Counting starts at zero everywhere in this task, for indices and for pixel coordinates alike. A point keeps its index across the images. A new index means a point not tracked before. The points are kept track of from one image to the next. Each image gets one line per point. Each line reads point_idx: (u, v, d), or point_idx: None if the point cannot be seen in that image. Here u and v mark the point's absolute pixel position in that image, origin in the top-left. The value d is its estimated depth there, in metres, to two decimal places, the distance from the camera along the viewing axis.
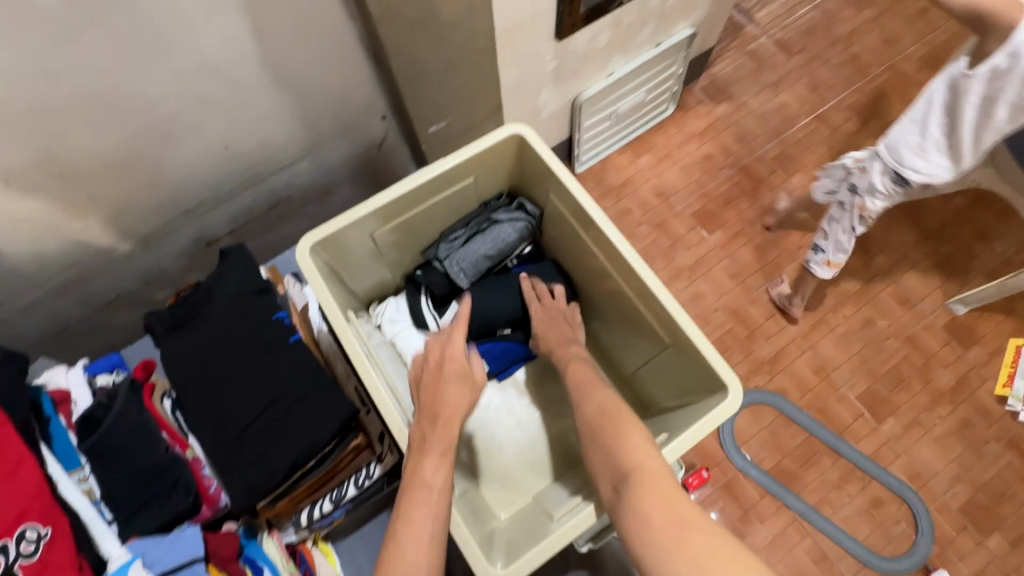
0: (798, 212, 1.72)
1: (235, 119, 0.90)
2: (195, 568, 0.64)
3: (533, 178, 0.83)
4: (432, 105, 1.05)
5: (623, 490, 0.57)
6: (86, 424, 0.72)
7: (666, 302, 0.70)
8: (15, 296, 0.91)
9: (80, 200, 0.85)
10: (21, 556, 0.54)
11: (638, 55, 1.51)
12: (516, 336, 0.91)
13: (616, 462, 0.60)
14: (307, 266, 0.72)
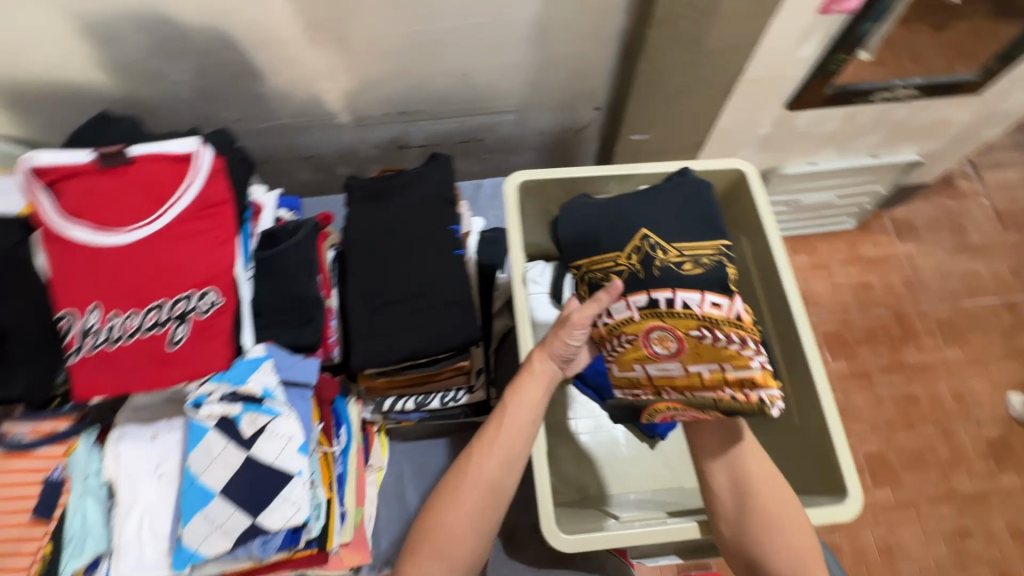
0: (938, 385, 1.57)
1: (486, 57, 0.98)
2: (305, 390, 0.69)
3: (729, 217, 0.78)
4: (647, 116, 1.08)
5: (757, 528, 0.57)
6: (266, 239, 0.82)
7: (818, 382, 0.63)
8: (249, 118, 1.06)
9: (339, 66, 0.97)
10: (195, 311, 0.65)
11: (851, 158, 1.45)
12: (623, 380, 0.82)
13: (760, 497, 0.58)
14: (509, 200, 0.75)
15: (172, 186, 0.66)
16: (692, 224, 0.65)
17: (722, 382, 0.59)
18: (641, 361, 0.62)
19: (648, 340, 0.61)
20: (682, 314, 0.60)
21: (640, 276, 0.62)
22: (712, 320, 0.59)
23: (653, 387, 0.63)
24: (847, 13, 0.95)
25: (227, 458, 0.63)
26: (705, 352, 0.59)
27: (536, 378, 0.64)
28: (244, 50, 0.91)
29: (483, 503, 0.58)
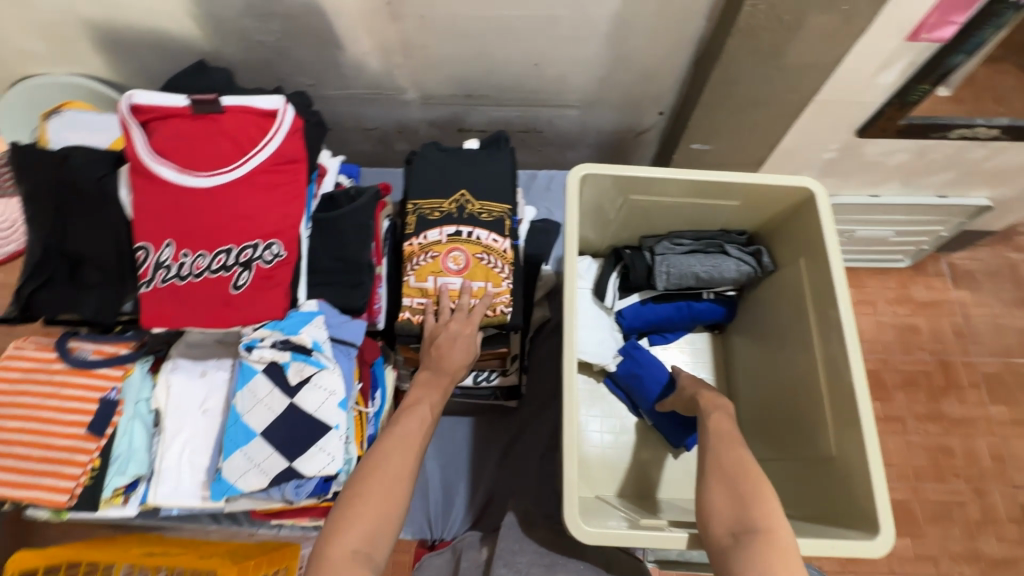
0: (976, 441, 1.50)
1: (561, 49, 0.98)
2: (349, 349, 0.70)
3: (791, 236, 0.76)
4: (713, 125, 1.06)
5: (723, 510, 0.55)
6: (327, 201, 0.85)
7: (861, 415, 0.61)
8: (321, 84, 1.09)
9: (415, 44, 0.98)
10: (259, 260, 0.68)
11: (916, 194, 1.39)
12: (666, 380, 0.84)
13: (733, 481, 0.57)
14: (571, 189, 0.72)
15: (253, 139, 0.69)
16: (499, 187, 0.81)
17: (483, 295, 0.77)
18: (436, 273, 0.76)
19: (443, 261, 0.76)
20: (472, 241, 0.77)
21: (455, 216, 0.78)
22: (493, 249, 0.77)
23: (437, 298, 0.76)
24: (939, 42, 0.91)
25: (270, 401, 0.66)
26: (480, 271, 0.76)
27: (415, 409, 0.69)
28: (326, 18, 0.93)
29: (386, 517, 0.58)
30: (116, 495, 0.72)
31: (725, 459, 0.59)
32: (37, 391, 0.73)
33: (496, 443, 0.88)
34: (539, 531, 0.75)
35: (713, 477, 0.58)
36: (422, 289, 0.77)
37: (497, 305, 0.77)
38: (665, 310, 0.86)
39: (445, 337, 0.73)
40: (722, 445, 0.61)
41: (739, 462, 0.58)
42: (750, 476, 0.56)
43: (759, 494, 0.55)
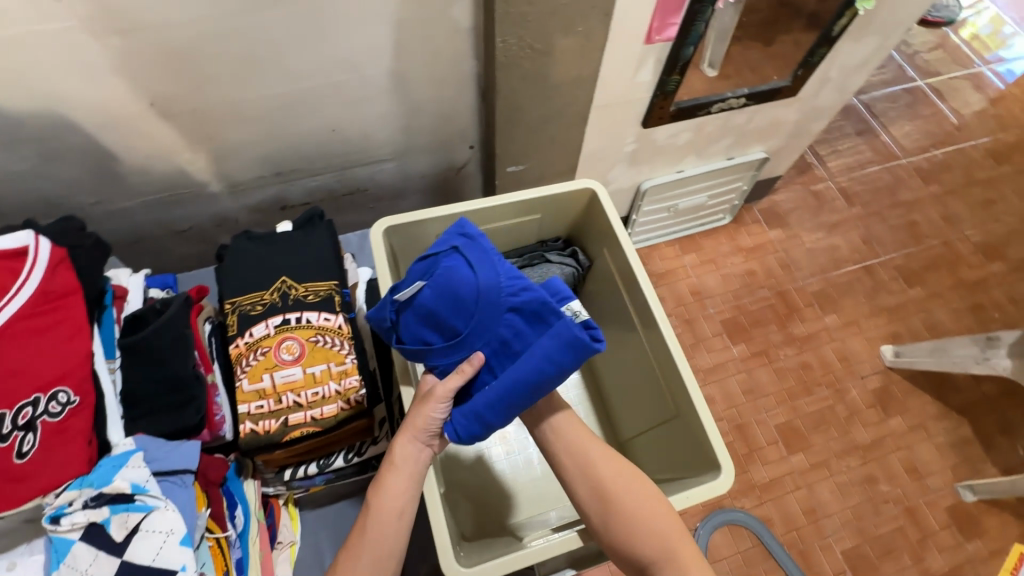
0: (824, 350, 1.74)
1: (352, 111, 1.00)
2: (183, 477, 0.67)
3: (593, 231, 0.85)
4: (519, 149, 1.14)
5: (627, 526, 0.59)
6: (132, 323, 0.78)
7: (681, 368, 0.70)
8: (106, 198, 1.00)
9: (199, 136, 0.95)
10: (45, 415, 0.60)
11: (711, 161, 1.61)
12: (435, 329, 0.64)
13: (619, 495, 0.60)
14: (377, 246, 0.76)
15: (2, 285, 0.61)
16: (324, 264, 0.80)
17: (328, 377, 0.73)
18: (270, 369, 0.72)
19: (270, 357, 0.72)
20: (303, 326, 0.74)
21: (280, 305, 0.76)
22: (326, 328, 0.75)
23: (278, 395, 0.72)
24: (669, 41, 1.08)
25: (97, 570, 0.60)
26: (319, 353, 0.74)
27: (400, 468, 0.61)
28: (87, 130, 0.87)
29: None
30: None
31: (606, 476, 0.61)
32: None
33: None
34: None
35: (607, 504, 0.60)
36: (258, 391, 0.72)
37: (345, 385, 0.73)
38: None
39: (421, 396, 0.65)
40: (600, 482, 0.61)
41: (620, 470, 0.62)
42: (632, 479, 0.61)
43: (644, 492, 0.61)
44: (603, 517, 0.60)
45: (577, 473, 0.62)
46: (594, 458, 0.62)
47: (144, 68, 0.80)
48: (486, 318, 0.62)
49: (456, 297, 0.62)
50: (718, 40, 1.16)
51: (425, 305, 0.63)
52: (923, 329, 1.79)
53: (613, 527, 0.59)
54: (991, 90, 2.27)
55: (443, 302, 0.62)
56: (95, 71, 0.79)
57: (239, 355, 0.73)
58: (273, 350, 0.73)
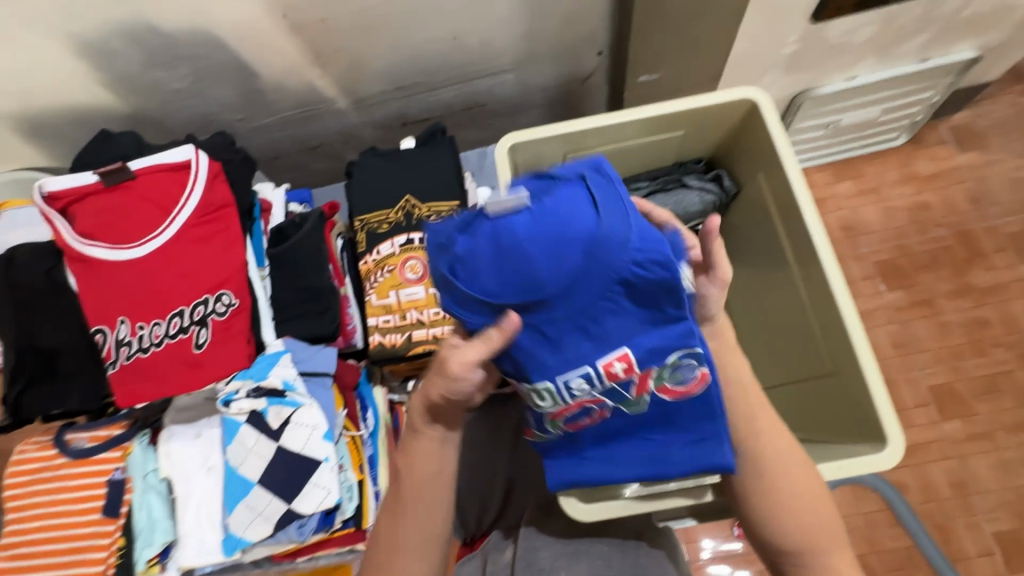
0: (1012, 306, 1.43)
1: (473, 15, 0.92)
2: (324, 378, 0.74)
3: (747, 152, 0.72)
4: (656, 54, 0.99)
5: (774, 498, 0.54)
6: (276, 235, 0.83)
7: (849, 323, 0.60)
8: (250, 115, 1.06)
9: (326, 49, 0.94)
10: (214, 313, 0.68)
11: (896, 65, 1.29)
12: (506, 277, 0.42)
13: (773, 461, 0.55)
14: (501, 167, 0.71)
15: (174, 196, 0.68)
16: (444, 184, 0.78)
17: None
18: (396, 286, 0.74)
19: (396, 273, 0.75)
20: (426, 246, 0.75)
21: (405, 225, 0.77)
22: None
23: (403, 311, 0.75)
24: None
25: (260, 450, 0.69)
26: None
27: (426, 439, 0.58)
28: (230, 47, 0.90)
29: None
30: (151, 565, 0.74)
31: (762, 439, 0.56)
32: (44, 490, 0.75)
33: (505, 425, 0.88)
34: (555, 525, 0.72)
35: (757, 470, 0.55)
36: (385, 308, 0.75)
37: None
38: None
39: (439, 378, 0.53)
40: (752, 444, 0.56)
41: (778, 434, 0.56)
42: (789, 450, 0.56)
43: (797, 466, 0.55)
44: (749, 480, 0.55)
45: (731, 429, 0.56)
46: (756, 417, 0.56)
47: None
48: (580, 281, 0.42)
49: (564, 235, 0.41)
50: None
51: (513, 231, 0.41)
52: None
53: (756, 493, 0.55)
54: None
55: (538, 242, 0.41)
56: None
57: (369, 273, 0.76)
58: (399, 268, 0.75)
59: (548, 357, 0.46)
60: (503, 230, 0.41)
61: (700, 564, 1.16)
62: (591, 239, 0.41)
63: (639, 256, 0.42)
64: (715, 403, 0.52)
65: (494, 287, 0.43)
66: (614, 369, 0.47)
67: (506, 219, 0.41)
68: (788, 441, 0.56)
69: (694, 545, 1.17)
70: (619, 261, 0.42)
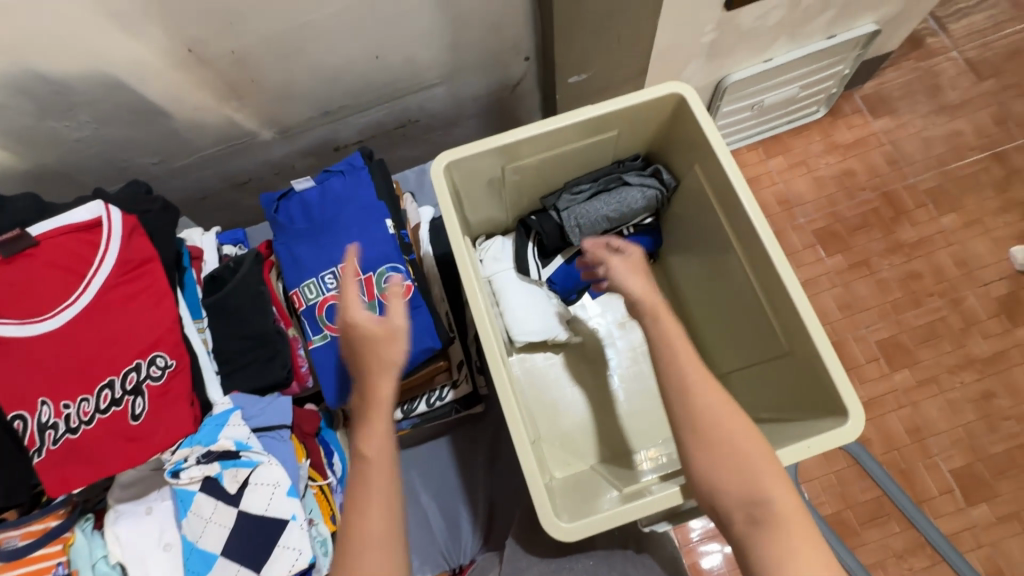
0: (938, 256, 1.53)
1: (392, 33, 0.90)
2: (282, 431, 0.70)
3: (681, 146, 0.74)
4: (581, 54, 1.00)
5: (713, 457, 0.56)
6: (211, 283, 0.78)
7: (796, 301, 0.61)
8: (168, 158, 0.99)
9: (241, 80, 0.89)
10: (148, 379, 0.63)
11: (806, 44, 1.36)
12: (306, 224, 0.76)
13: (712, 419, 0.58)
14: (441, 188, 0.69)
15: (87, 258, 0.63)
16: (383, 209, 0.75)
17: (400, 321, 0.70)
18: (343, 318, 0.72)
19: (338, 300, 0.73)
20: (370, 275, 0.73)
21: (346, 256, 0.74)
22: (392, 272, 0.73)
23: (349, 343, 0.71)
24: None
25: (220, 517, 0.66)
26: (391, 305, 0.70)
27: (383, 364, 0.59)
28: (135, 89, 0.84)
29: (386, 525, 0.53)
30: None
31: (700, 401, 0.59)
32: None
33: (478, 446, 0.87)
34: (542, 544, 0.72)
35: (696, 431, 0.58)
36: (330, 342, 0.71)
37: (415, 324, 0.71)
38: None
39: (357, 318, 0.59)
40: (693, 396, 0.59)
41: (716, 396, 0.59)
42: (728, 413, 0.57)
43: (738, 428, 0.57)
44: (691, 443, 0.58)
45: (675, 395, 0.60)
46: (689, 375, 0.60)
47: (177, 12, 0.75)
48: (343, 223, 0.75)
49: (343, 199, 0.76)
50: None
51: (307, 196, 0.77)
52: None
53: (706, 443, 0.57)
54: None
55: (298, 212, 0.77)
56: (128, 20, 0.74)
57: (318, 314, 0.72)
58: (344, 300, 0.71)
59: (305, 263, 0.74)
60: (305, 196, 0.77)
61: (691, 547, 1.17)
62: (361, 203, 0.75)
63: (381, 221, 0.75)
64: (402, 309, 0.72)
65: (297, 220, 0.77)
66: None
67: (305, 190, 0.77)
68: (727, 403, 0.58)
69: (681, 529, 1.18)
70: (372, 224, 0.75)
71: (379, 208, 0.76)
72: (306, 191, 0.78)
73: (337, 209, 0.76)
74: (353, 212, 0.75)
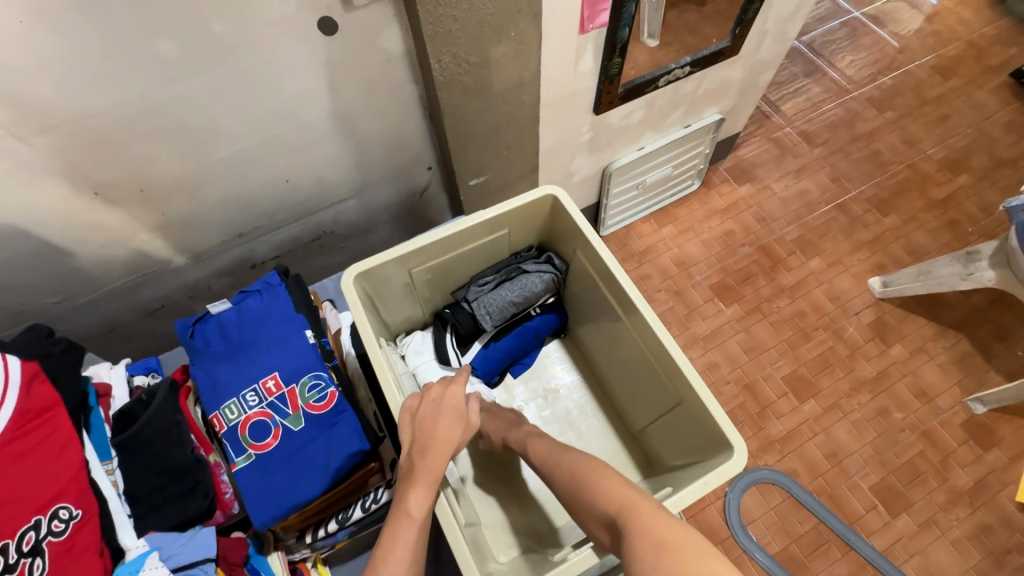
0: (815, 295, 1.76)
1: (300, 159, 0.99)
2: (204, 566, 0.66)
3: (564, 235, 0.85)
4: (476, 161, 1.13)
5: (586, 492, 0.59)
6: (120, 420, 0.75)
7: (676, 357, 0.70)
8: (73, 295, 0.98)
9: (151, 214, 0.93)
10: (49, 536, 0.59)
11: (668, 133, 1.61)
12: (222, 346, 0.77)
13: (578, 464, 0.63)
14: (352, 297, 0.74)
15: None
16: (301, 321, 0.79)
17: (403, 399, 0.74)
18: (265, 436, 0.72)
19: (261, 418, 0.73)
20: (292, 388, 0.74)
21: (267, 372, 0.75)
22: (316, 380, 0.75)
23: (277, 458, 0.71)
24: (603, 28, 1.07)
25: None
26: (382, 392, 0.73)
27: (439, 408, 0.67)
28: (37, 233, 0.85)
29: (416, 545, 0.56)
30: None
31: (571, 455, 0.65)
32: None
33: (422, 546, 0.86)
34: None
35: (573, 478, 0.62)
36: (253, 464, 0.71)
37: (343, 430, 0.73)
38: (507, 343, 0.90)
39: (429, 409, 0.66)
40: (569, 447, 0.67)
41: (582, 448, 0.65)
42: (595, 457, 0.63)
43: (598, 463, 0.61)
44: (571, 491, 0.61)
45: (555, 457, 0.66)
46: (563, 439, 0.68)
47: (82, 161, 0.79)
48: (261, 340, 0.77)
49: (260, 316, 0.79)
50: (651, 12, 1.13)
51: (224, 318, 0.79)
52: (905, 254, 1.82)
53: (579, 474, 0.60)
54: (927, 6, 2.30)
55: (215, 334, 0.78)
56: (30, 172, 0.77)
57: (241, 437, 0.72)
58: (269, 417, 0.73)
59: (224, 385, 0.74)
60: (221, 317, 0.79)
61: None
62: (280, 318, 0.78)
63: (300, 333, 0.78)
64: (329, 416, 0.73)
65: (215, 343, 0.78)
66: (267, 385, 0.74)
67: (221, 313, 0.79)
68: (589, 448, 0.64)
69: None
70: (291, 337, 0.77)
71: (297, 320, 0.79)
72: (222, 313, 0.80)
73: (256, 326, 0.78)
74: (273, 328, 0.78)
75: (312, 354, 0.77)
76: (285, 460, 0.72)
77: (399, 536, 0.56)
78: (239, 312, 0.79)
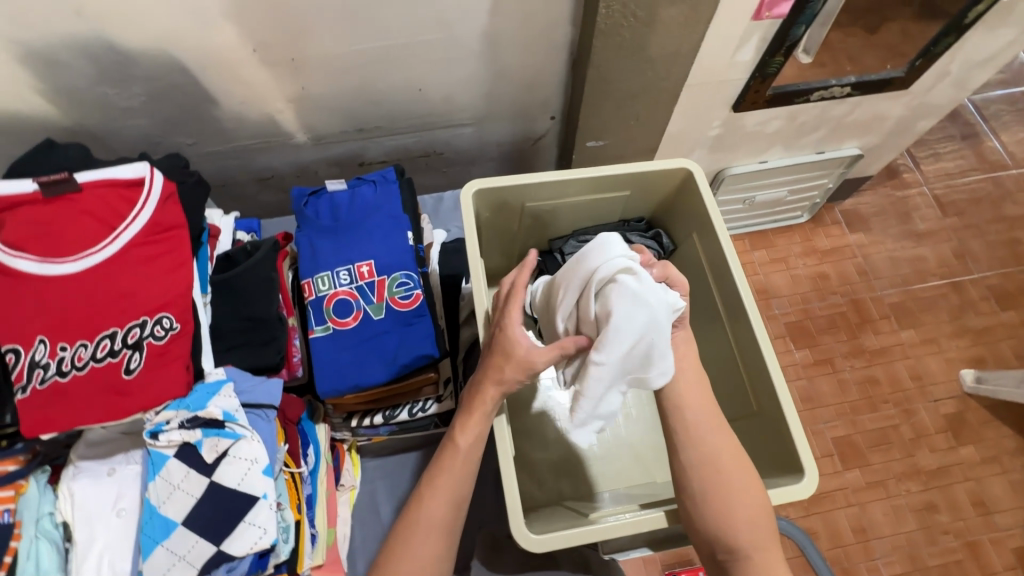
0: (896, 367, 1.63)
1: (438, 71, 0.99)
2: (267, 411, 0.71)
3: (682, 215, 0.82)
4: (602, 123, 1.10)
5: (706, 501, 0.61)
6: (224, 261, 0.80)
7: (771, 370, 0.67)
8: (202, 141, 1.04)
9: (291, 86, 0.97)
10: (150, 337, 0.65)
11: (797, 154, 1.51)
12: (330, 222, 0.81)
13: (710, 464, 0.62)
14: (466, 211, 0.75)
15: (121, 212, 0.66)
16: (404, 222, 0.81)
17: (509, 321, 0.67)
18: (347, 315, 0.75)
19: (347, 298, 0.76)
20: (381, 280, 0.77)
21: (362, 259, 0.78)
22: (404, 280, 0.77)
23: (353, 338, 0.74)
24: (779, 19, 1.00)
25: (189, 485, 0.66)
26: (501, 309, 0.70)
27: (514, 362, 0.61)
28: (194, 73, 0.90)
29: (461, 486, 0.64)
30: None
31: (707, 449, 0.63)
32: None
33: None
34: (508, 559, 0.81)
35: (702, 474, 0.62)
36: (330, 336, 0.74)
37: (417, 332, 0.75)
38: None
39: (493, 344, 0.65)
40: (708, 429, 0.64)
41: (720, 447, 0.63)
42: (732, 472, 0.62)
43: (729, 484, 0.61)
44: (695, 483, 0.62)
45: (689, 435, 0.64)
46: (703, 424, 0.64)
47: (251, 16, 0.83)
48: (366, 227, 0.80)
49: (370, 206, 0.81)
50: (820, 24, 1.05)
51: (337, 198, 0.82)
52: (1011, 356, 1.65)
53: (692, 481, 0.62)
54: None
55: (326, 211, 0.82)
56: (205, 15, 0.81)
57: (324, 309, 0.76)
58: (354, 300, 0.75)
59: (323, 259, 0.78)
60: (335, 197, 0.83)
61: None
62: (387, 212, 0.81)
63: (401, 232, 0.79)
64: (406, 316, 0.76)
65: (324, 218, 0.82)
66: (361, 271, 0.77)
67: (336, 194, 0.83)
68: (727, 455, 0.63)
69: None
70: (393, 233, 0.79)
71: (401, 220, 0.81)
72: (336, 194, 0.83)
73: (364, 214, 0.81)
74: (378, 220, 0.80)
75: (408, 255, 0.79)
76: (359, 343, 0.75)
77: (449, 473, 0.63)
78: (351, 197, 0.82)
